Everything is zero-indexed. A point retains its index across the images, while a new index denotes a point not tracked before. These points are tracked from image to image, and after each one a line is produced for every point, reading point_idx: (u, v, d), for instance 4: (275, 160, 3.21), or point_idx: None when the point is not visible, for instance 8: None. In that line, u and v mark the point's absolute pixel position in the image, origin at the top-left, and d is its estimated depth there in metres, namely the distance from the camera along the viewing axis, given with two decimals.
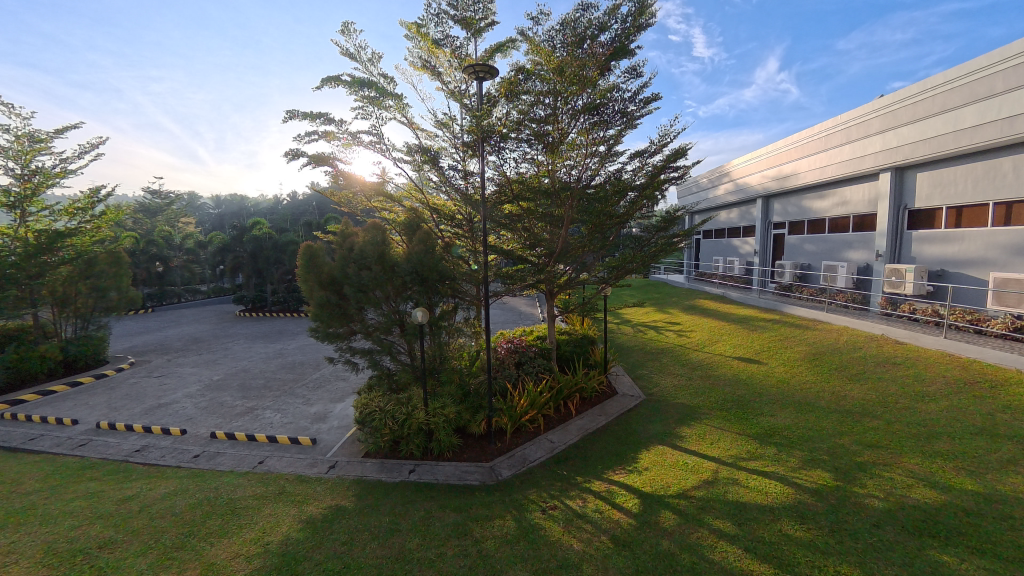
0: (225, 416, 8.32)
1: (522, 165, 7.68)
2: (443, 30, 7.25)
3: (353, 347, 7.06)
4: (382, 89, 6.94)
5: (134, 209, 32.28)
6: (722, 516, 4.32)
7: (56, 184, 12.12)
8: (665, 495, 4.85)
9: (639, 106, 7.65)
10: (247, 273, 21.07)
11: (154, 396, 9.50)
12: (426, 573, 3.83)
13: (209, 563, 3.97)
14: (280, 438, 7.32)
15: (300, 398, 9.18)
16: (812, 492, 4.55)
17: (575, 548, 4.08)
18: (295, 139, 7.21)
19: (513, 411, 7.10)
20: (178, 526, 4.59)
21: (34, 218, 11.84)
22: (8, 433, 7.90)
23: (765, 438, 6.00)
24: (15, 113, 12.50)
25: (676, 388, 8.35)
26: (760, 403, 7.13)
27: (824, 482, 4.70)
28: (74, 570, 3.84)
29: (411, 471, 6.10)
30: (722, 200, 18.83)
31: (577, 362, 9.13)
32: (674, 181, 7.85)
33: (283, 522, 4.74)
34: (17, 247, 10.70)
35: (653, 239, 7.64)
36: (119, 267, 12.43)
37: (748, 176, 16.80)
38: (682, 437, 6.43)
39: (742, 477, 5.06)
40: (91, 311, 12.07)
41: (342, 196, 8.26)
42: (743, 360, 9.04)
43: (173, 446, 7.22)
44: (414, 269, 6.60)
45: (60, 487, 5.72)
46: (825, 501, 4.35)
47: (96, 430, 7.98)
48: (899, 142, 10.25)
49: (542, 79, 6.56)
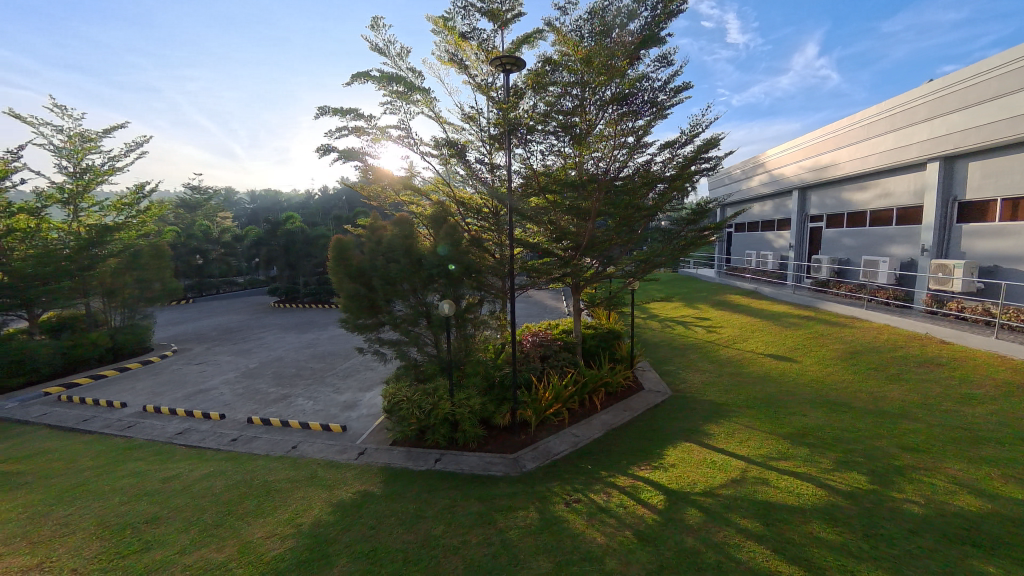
0: (261, 402, 8.69)
1: (548, 157, 7.60)
2: (470, 23, 7.24)
3: (381, 338, 7.16)
4: (410, 84, 7.00)
5: (176, 205, 33.99)
6: (749, 515, 4.20)
7: (106, 181, 12.83)
8: (692, 492, 4.77)
9: (670, 95, 7.59)
10: (281, 265, 21.85)
11: (193, 383, 9.99)
12: (451, 559, 3.90)
13: (244, 542, 4.16)
14: (312, 424, 7.58)
15: (331, 387, 9.48)
16: (847, 495, 4.36)
17: (598, 542, 4.06)
18: (326, 135, 7.39)
19: (538, 404, 7.11)
20: (217, 506, 4.85)
21: (86, 213, 12.57)
22: (65, 414, 8.53)
23: (797, 439, 5.79)
24: (69, 114, 13.30)
25: (703, 385, 8.17)
26: (791, 401, 6.91)
27: (858, 485, 4.52)
28: (123, 543, 4.12)
29: (437, 460, 6.23)
30: (755, 192, 18.16)
31: (603, 355, 9.06)
32: (705, 172, 7.68)
33: (315, 504, 4.93)
34: (72, 240, 11.46)
35: (682, 232, 7.48)
36: (162, 259, 13.10)
37: (783, 166, 16.12)
38: (709, 434, 6.30)
39: (773, 477, 4.90)
40: (137, 302, 12.80)
41: (371, 190, 8.33)
42: (774, 357, 8.76)
43: (212, 429, 7.61)
44: (440, 262, 6.62)
45: (110, 465, 6.13)
46: (860, 505, 4.17)
47: (143, 412, 8.50)
48: (949, 129, 9.59)
49: (569, 69, 6.57)
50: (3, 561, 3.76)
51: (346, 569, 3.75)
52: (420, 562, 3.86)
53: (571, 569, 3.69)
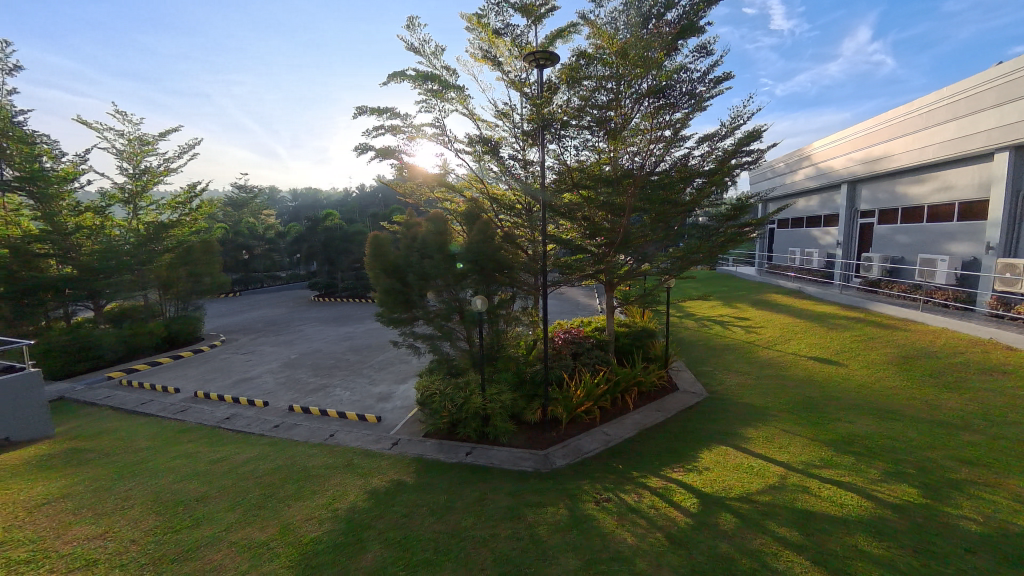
0: (301, 392, 9.10)
1: (582, 152, 7.51)
2: (504, 19, 7.24)
3: (414, 332, 7.32)
4: (445, 82, 7.08)
5: (225, 204, 36.07)
6: (787, 524, 4.04)
7: (162, 181, 13.73)
8: (727, 497, 4.62)
9: (710, 86, 7.35)
10: (320, 261, 22.76)
11: (239, 371, 10.58)
12: (480, 550, 3.96)
13: (285, 523, 4.38)
14: (348, 414, 7.87)
15: (367, 378, 9.80)
16: (895, 508, 4.11)
17: (628, 542, 4.01)
18: (364, 135, 7.60)
19: (569, 402, 7.08)
20: (261, 488, 5.13)
21: (145, 211, 13.50)
22: (126, 397, 9.23)
23: (841, 446, 5.49)
24: (129, 119, 14.30)
25: (741, 387, 7.90)
26: (835, 407, 6.57)
27: (908, 498, 4.25)
28: (177, 518, 4.43)
29: (467, 453, 6.32)
30: (799, 186, 17.30)
31: (636, 354, 8.91)
32: (746, 166, 7.41)
33: (350, 491, 5.13)
34: (133, 237, 12.36)
35: (721, 229, 7.26)
36: (211, 254, 13.90)
37: (830, 159, 15.27)
38: (747, 438, 6.09)
39: (814, 486, 4.68)
40: (189, 294, 13.66)
41: (406, 187, 8.50)
42: (818, 360, 8.35)
43: (256, 416, 8.04)
44: (474, 258, 6.68)
45: (164, 446, 6.60)
46: (910, 519, 3.92)
47: (194, 398, 9.10)
48: (1020, 116, 8.75)
49: (604, 63, 6.47)
50: (74, 529, 4.13)
51: (379, 554, 3.88)
52: (450, 552, 3.94)
53: (601, 567, 3.66)
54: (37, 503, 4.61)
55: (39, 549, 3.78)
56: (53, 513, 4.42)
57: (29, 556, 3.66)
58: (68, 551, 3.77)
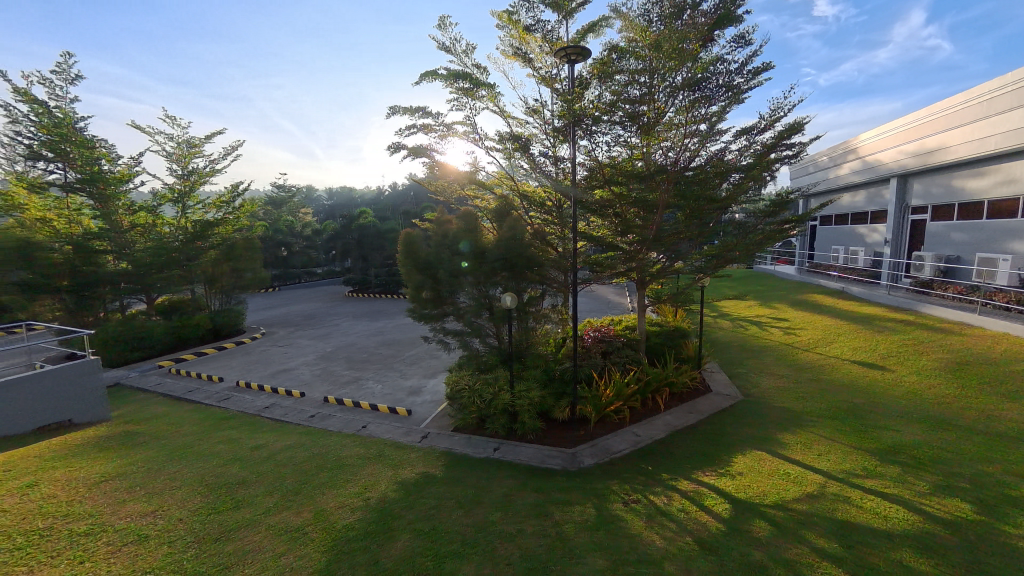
0: (335, 384, 9.43)
1: (614, 148, 7.40)
2: (535, 15, 7.23)
3: (445, 328, 7.43)
4: (475, 80, 7.14)
5: (266, 203, 37.78)
6: (826, 534, 3.87)
7: (207, 181, 14.50)
8: (761, 504, 4.47)
9: (748, 77, 7.10)
10: (354, 257, 23.48)
11: (277, 363, 11.06)
12: (506, 545, 4.00)
13: (320, 509, 4.56)
14: (380, 407, 8.10)
15: (398, 372, 10.05)
16: (947, 525, 3.86)
17: (657, 545, 3.94)
18: (397, 133, 7.78)
19: (598, 401, 7.02)
20: (297, 474, 5.36)
21: (192, 210, 14.31)
22: (175, 385, 9.84)
23: (887, 456, 5.21)
24: (178, 123, 15.17)
25: (778, 390, 7.60)
26: (881, 414, 6.23)
27: (962, 514, 3.98)
28: (220, 499, 4.69)
29: (495, 449, 6.37)
30: (843, 181, 16.43)
31: (668, 354, 8.73)
32: (787, 160, 7.11)
33: (381, 481, 5.28)
34: (181, 235, 13.13)
35: (760, 226, 7.00)
36: (252, 251, 14.58)
37: (878, 152, 14.41)
38: (784, 443, 5.86)
39: (856, 496, 4.46)
40: (232, 289, 14.40)
41: (437, 185, 8.63)
42: (862, 365, 7.92)
43: (293, 406, 8.39)
44: (503, 255, 6.71)
45: (209, 432, 6.99)
46: (963, 537, 3.67)
47: (236, 387, 9.60)
48: None
49: (637, 56, 6.35)
50: (129, 505, 4.44)
51: (408, 544, 3.98)
52: (477, 545, 3.99)
53: (628, 569, 3.61)
54: (97, 480, 4.99)
55: (98, 522, 4.10)
56: (110, 490, 4.77)
57: (90, 528, 3.96)
58: (123, 525, 4.06)
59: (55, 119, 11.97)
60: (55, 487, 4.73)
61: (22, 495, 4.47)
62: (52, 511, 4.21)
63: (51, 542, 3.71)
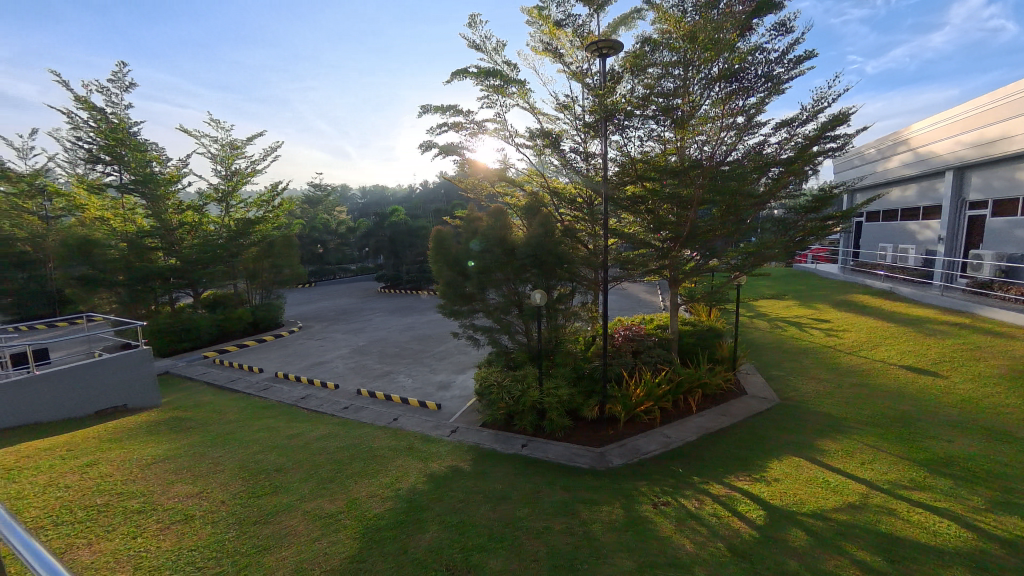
0: (368, 377, 9.74)
1: (647, 143, 7.26)
2: (566, 10, 7.19)
3: (474, 324, 7.54)
4: (506, 77, 7.18)
5: (303, 201, 39.29)
6: (868, 547, 3.70)
7: (249, 181, 15.21)
8: (797, 512, 4.32)
9: (790, 66, 6.80)
10: (386, 254, 24.07)
11: (313, 356, 11.52)
12: (533, 542, 4.04)
13: (353, 498, 4.74)
14: (411, 400, 8.31)
15: (428, 367, 10.26)
16: (1004, 544, 3.62)
17: (687, 549, 3.88)
18: (429, 132, 7.94)
19: (628, 400, 6.95)
20: (332, 463, 5.59)
21: (235, 209, 15.07)
22: (219, 375, 10.42)
23: (937, 468, 4.91)
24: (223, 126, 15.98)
25: (818, 395, 7.29)
26: (932, 423, 5.87)
27: (1021, 533, 3.72)
28: (261, 484, 4.96)
29: (523, 445, 6.42)
30: (893, 174, 15.48)
31: (701, 355, 8.52)
32: (831, 153, 6.78)
33: (411, 473, 5.43)
34: (225, 232, 13.85)
35: (801, 222, 6.71)
36: (290, 248, 15.21)
37: (930, 143, 13.50)
38: (823, 450, 5.63)
39: (902, 508, 4.24)
40: (271, 284, 15.08)
41: (468, 182, 8.74)
42: (911, 370, 7.47)
43: (328, 397, 8.73)
44: (533, 253, 6.72)
45: (250, 420, 7.37)
46: (1022, 557, 3.43)
47: (275, 378, 10.07)
48: None
49: (671, 48, 6.20)
50: (176, 487, 4.75)
51: (436, 535, 4.08)
52: (504, 540, 4.05)
53: (656, 571, 3.58)
54: (148, 462, 5.36)
55: (150, 501, 4.41)
56: (160, 472, 5.12)
57: (141, 506, 4.26)
58: (171, 505, 4.34)
59: (113, 125, 12.88)
60: (112, 467, 5.12)
61: (83, 472, 4.85)
62: (108, 488, 4.56)
63: (107, 516, 4.02)
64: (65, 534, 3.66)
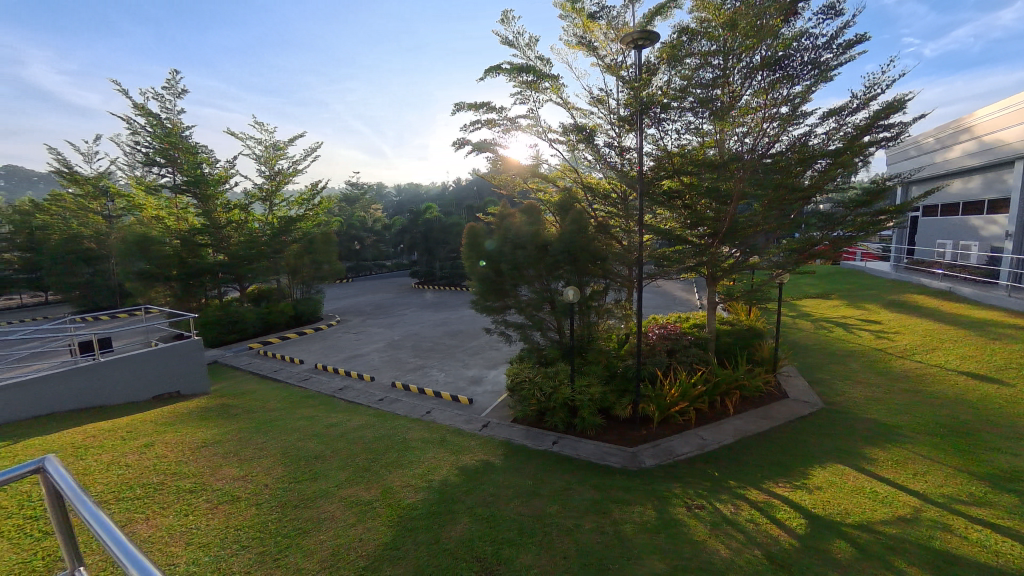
0: (402, 370, 10.03)
1: (684, 136, 7.08)
2: (600, 2, 7.10)
3: (506, 320, 7.61)
4: (539, 72, 7.18)
5: (341, 200, 40.69)
6: (920, 564, 3.50)
7: (290, 180, 15.92)
8: (842, 523, 4.14)
9: (839, 51, 6.43)
10: (419, 251, 24.57)
11: (350, 349, 11.96)
12: (563, 538, 4.07)
13: (387, 487, 4.93)
14: (443, 394, 8.50)
15: (460, 362, 10.45)
16: None
17: (722, 554, 3.80)
18: (462, 129, 8.06)
19: (662, 400, 6.84)
20: (368, 453, 5.82)
21: (278, 207, 15.82)
22: (263, 365, 11.01)
23: (1001, 483, 4.56)
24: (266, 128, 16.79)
25: (867, 400, 6.91)
26: (995, 434, 5.45)
27: None
28: (301, 470, 5.23)
29: (554, 442, 6.45)
30: (955, 165, 14.34)
31: (739, 355, 8.25)
32: (884, 143, 6.38)
33: (444, 465, 5.58)
34: (269, 230, 14.57)
35: (850, 217, 6.34)
36: (328, 244, 15.83)
37: (998, 130, 12.40)
38: (872, 458, 5.34)
39: (960, 525, 3.97)
40: (311, 279, 15.75)
41: (501, 179, 8.81)
42: (973, 377, 6.94)
43: (364, 389, 9.06)
44: (566, 249, 6.71)
45: (292, 409, 7.76)
46: None
47: (314, 369, 10.55)
48: None
49: (710, 36, 6.02)
50: (223, 470, 5.08)
51: (467, 527, 4.18)
52: (534, 535, 4.10)
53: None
54: (199, 446, 5.76)
55: (201, 481, 4.75)
56: (210, 455, 5.49)
57: (193, 487, 4.59)
58: (219, 487, 4.66)
59: (168, 130, 13.80)
60: (168, 449, 5.53)
61: (142, 453, 5.27)
62: (164, 469, 4.93)
63: (163, 494, 4.36)
64: (127, 509, 4.00)
